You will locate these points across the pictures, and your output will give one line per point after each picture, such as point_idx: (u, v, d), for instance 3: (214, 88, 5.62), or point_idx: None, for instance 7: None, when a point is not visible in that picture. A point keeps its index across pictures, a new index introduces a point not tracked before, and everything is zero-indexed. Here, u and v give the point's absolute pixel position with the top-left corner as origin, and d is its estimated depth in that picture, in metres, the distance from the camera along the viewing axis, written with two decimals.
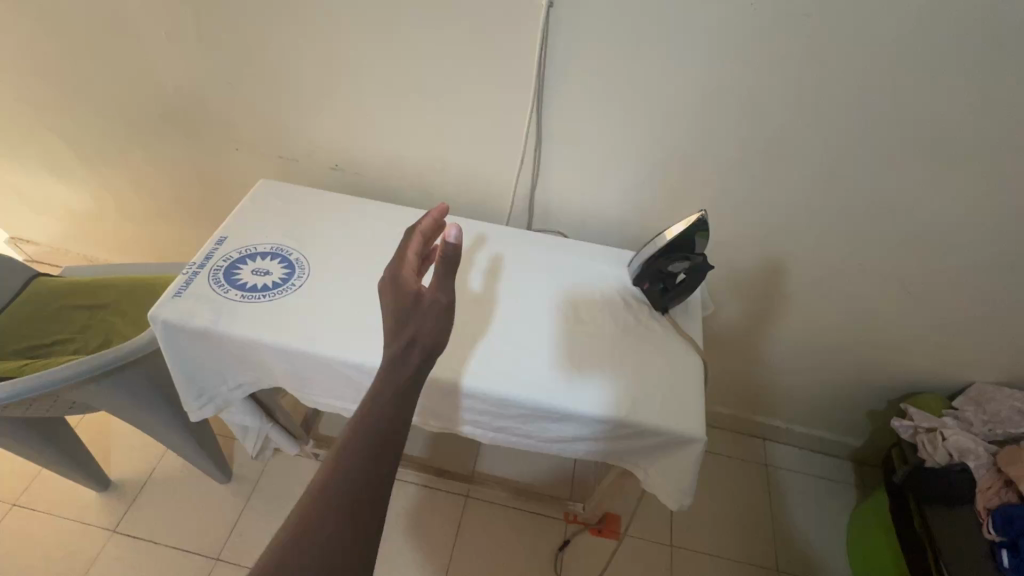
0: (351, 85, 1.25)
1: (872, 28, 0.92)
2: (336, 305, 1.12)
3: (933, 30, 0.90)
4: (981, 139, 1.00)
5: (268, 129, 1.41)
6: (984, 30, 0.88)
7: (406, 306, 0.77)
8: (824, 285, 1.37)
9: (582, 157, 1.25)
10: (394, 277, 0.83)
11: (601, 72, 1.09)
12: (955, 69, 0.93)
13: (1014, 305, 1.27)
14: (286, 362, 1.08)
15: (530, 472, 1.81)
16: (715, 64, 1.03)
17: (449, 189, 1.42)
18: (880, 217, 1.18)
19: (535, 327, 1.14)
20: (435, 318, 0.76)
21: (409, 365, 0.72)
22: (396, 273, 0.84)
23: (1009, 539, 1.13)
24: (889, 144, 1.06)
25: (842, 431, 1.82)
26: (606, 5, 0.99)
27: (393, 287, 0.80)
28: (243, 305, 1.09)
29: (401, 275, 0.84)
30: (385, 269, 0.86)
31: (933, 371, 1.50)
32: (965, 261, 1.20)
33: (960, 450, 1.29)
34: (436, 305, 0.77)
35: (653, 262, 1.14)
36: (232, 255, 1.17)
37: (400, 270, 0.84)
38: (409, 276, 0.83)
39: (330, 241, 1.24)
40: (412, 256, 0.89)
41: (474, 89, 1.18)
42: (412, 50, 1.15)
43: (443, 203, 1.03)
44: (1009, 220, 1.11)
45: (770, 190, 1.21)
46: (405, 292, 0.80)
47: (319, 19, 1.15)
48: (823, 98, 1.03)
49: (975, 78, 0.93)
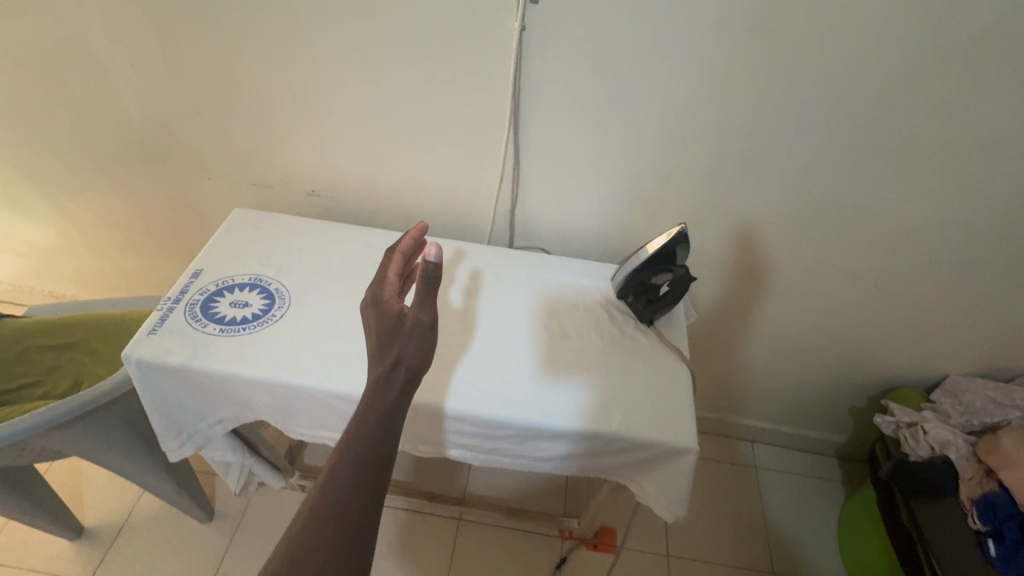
0: (326, 111, 1.25)
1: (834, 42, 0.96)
2: (318, 334, 1.10)
3: (891, 43, 0.95)
4: (940, 142, 1.05)
5: (241, 156, 1.39)
6: (936, 41, 0.93)
7: (387, 327, 0.76)
8: (801, 288, 1.40)
9: (560, 174, 1.27)
10: (376, 296, 0.82)
11: (575, 91, 1.11)
12: (911, 78, 0.98)
13: (980, 299, 1.32)
14: (269, 395, 1.06)
15: (522, 490, 1.79)
16: (686, 80, 1.06)
17: (428, 210, 1.42)
18: (850, 220, 1.22)
19: (522, 345, 1.14)
20: (418, 338, 0.75)
21: (394, 387, 0.70)
22: (377, 294, 0.83)
23: (994, 529, 1.17)
24: (853, 151, 1.10)
25: (826, 429, 1.86)
26: (577, 27, 1.01)
27: (375, 308, 0.79)
28: (223, 339, 1.06)
29: (382, 295, 0.83)
30: (367, 290, 0.85)
31: (909, 365, 1.55)
32: (933, 258, 1.25)
33: (941, 443, 1.33)
34: (418, 323, 0.75)
35: (637, 274, 1.15)
36: (209, 288, 1.14)
37: (381, 291, 0.83)
38: (390, 296, 0.82)
39: (310, 268, 1.22)
40: (394, 276, 0.88)
41: (450, 109, 1.19)
42: (386, 73, 1.15)
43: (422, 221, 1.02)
44: (969, 219, 1.16)
45: (744, 198, 1.24)
46: (387, 313, 0.79)
47: (291, 46, 1.15)
48: (789, 110, 1.06)
49: (930, 85, 0.98)
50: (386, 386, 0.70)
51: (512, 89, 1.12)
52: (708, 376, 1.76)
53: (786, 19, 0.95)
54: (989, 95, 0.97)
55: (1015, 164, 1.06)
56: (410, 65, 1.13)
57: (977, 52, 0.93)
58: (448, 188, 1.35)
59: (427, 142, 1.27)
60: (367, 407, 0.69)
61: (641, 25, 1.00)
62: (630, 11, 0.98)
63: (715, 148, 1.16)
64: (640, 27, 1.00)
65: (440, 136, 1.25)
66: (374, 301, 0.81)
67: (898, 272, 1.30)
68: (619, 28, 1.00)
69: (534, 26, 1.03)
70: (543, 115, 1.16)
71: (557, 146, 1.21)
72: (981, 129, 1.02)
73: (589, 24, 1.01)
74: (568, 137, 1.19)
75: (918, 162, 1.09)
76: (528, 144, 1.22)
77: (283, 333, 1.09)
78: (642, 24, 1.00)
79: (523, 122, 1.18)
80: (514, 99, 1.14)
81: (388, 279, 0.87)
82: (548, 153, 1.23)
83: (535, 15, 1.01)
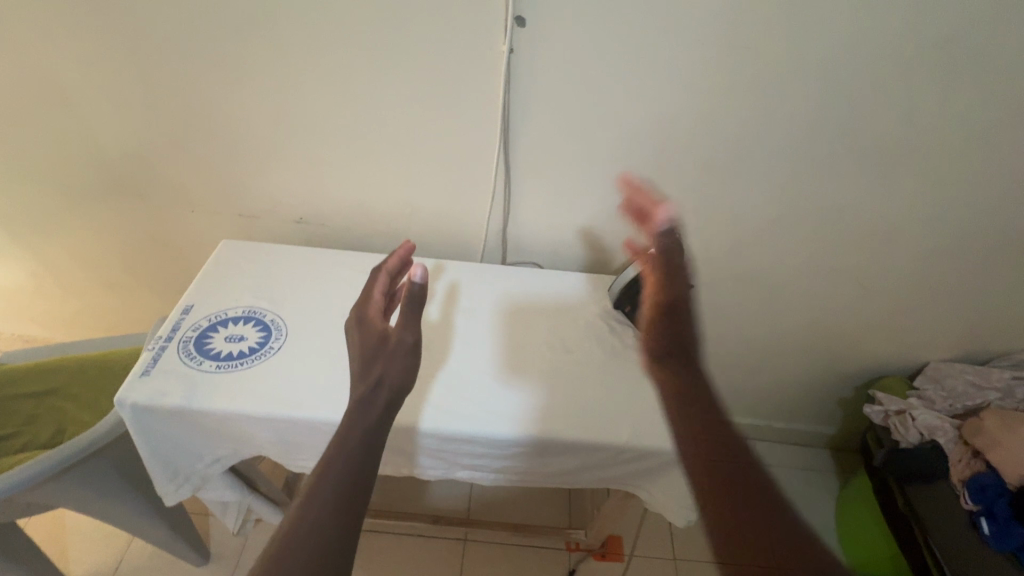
0: (313, 139, 1.25)
1: (810, 54, 1.00)
2: (318, 364, 1.08)
3: (861, 54, 1.00)
4: (911, 143, 1.11)
5: (226, 187, 1.37)
6: (902, 51, 0.99)
7: (372, 347, 0.84)
8: (787, 287, 1.45)
9: (550, 190, 1.29)
10: (364, 316, 0.92)
11: (563, 109, 1.13)
12: (880, 85, 1.04)
13: (954, 288, 1.39)
14: (270, 430, 1.03)
15: (527, 505, 1.78)
16: (671, 94, 1.09)
17: (420, 231, 1.42)
18: (829, 220, 1.28)
19: (524, 361, 1.15)
20: (401, 360, 0.81)
21: (377, 406, 0.74)
22: (364, 314, 0.93)
23: (984, 507, 1.22)
24: (830, 154, 1.15)
25: (816, 422, 1.91)
26: (564, 47, 1.04)
27: (362, 327, 0.89)
28: (220, 376, 1.03)
29: (369, 315, 0.92)
30: (355, 309, 0.95)
31: (892, 355, 1.61)
32: (909, 251, 1.31)
33: (930, 428, 1.39)
34: (401, 342, 0.84)
35: (633, 284, 1.18)
36: (202, 324, 1.11)
37: (368, 310, 0.92)
38: (376, 317, 0.90)
39: (306, 297, 1.20)
40: (379, 296, 0.96)
41: (439, 132, 1.20)
42: (374, 99, 1.16)
43: (408, 241, 1.11)
44: (940, 213, 1.23)
45: (729, 205, 1.28)
46: (373, 332, 0.87)
47: (276, 76, 1.14)
48: (769, 118, 1.11)
49: (898, 91, 1.04)
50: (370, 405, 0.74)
51: (502, 110, 1.14)
52: (702, 379, 1.79)
53: (763, 34, 0.99)
54: (952, 98, 1.04)
55: (980, 160, 1.12)
56: (398, 91, 1.14)
57: (940, 59, 0.99)
58: (439, 209, 1.36)
59: (417, 165, 1.27)
60: (350, 429, 0.72)
61: (626, 44, 1.03)
62: (615, 32, 1.01)
63: (700, 158, 1.19)
64: (624, 45, 1.03)
65: (429, 158, 1.25)
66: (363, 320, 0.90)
67: (877, 267, 1.36)
68: (604, 47, 1.03)
69: (522, 49, 1.05)
70: (532, 134, 1.18)
71: (547, 164, 1.23)
72: (947, 129, 1.08)
73: (574, 46, 1.03)
74: (557, 153, 1.21)
75: (891, 162, 1.15)
76: (518, 163, 1.24)
77: (282, 365, 1.07)
78: (627, 43, 1.02)
79: (513, 141, 1.20)
80: (504, 119, 1.15)
81: (374, 301, 0.95)
82: (539, 171, 1.25)
83: (522, 38, 1.03)
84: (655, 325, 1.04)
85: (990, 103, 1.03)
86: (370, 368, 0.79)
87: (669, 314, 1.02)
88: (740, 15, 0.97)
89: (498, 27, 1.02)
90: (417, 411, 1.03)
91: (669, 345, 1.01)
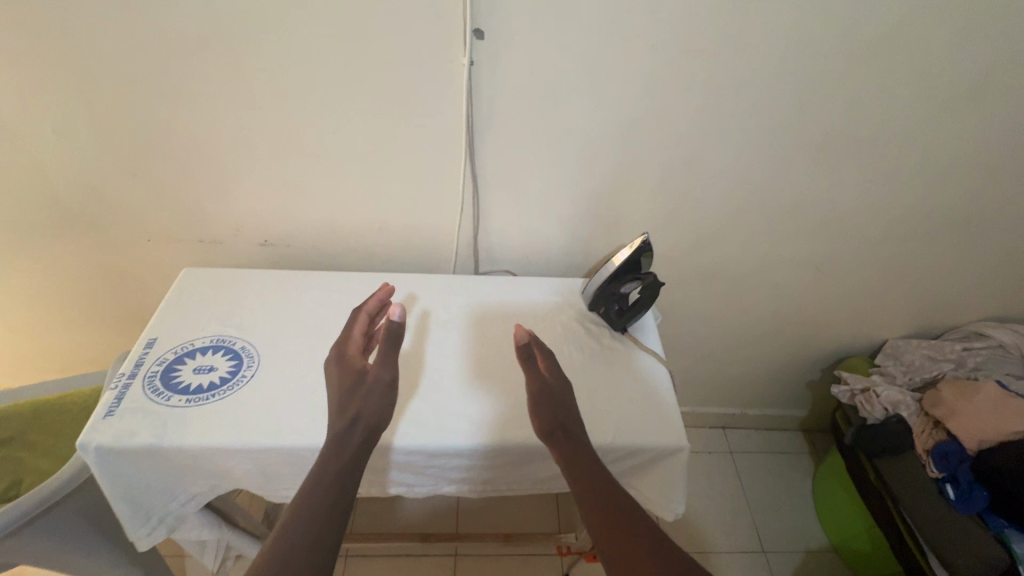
0: (275, 160, 1.22)
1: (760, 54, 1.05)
2: (295, 388, 1.05)
3: (806, 54, 1.05)
4: (855, 135, 1.18)
5: (185, 213, 1.32)
6: (843, 49, 1.04)
7: (352, 383, 0.95)
8: (751, 279, 1.50)
9: (519, 198, 1.30)
10: (342, 354, 1.00)
11: (526, 118, 1.15)
12: (824, 82, 1.09)
13: (904, 269, 1.47)
14: (249, 462, 1.00)
15: (516, 513, 1.78)
16: (631, 99, 1.12)
17: (390, 246, 1.41)
18: (786, 212, 1.33)
19: (505, 370, 1.14)
20: (375, 393, 0.93)
21: (352, 442, 0.85)
22: (343, 354, 1.00)
23: (950, 474, 1.29)
24: (783, 149, 1.20)
25: (788, 406, 1.98)
26: (524, 58, 1.05)
27: (341, 364, 0.98)
28: (190, 410, 0.99)
29: (348, 355, 1.00)
30: (334, 348, 1.02)
31: (854, 336, 1.68)
32: (861, 236, 1.39)
33: (893, 403, 1.46)
34: (375, 378, 0.94)
35: (607, 285, 1.19)
36: (167, 357, 1.07)
37: (347, 350, 1.00)
38: (355, 354, 1.00)
39: (277, 321, 1.17)
40: (358, 335, 1.03)
41: (404, 146, 1.19)
42: (336, 117, 1.14)
43: (387, 284, 1.17)
44: (886, 199, 1.30)
45: (692, 203, 1.32)
46: (352, 371, 0.97)
47: (233, 98, 1.11)
48: (724, 118, 1.15)
49: (841, 86, 1.10)
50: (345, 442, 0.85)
51: (468, 122, 1.14)
52: (679, 373, 1.82)
53: (713, 38, 1.03)
54: (890, 91, 1.10)
55: (919, 148, 1.20)
56: (361, 108, 1.13)
57: (877, 54, 1.05)
58: (409, 222, 1.35)
59: (385, 180, 1.26)
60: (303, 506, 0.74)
61: (584, 53, 1.05)
62: (573, 40, 1.03)
63: (663, 158, 1.23)
64: (582, 54, 1.05)
65: (395, 173, 1.24)
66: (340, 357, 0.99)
67: (835, 253, 1.43)
68: (563, 56, 1.05)
69: (483, 61, 1.06)
70: (499, 144, 1.19)
71: (516, 172, 1.24)
72: (887, 120, 1.15)
73: (534, 55, 1.05)
74: (525, 161, 1.22)
75: (840, 153, 1.21)
76: (486, 173, 1.24)
77: (257, 393, 1.04)
78: (586, 52, 1.05)
79: (480, 152, 1.20)
80: (469, 131, 1.16)
81: (354, 342, 1.02)
82: (507, 180, 1.26)
83: (481, 50, 1.04)
84: (538, 402, 1.01)
85: (924, 94, 1.10)
86: (347, 406, 0.90)
87: (545, 396, 1.01)
88: (691, 21, 1.01)
89: (456, 41, 1.02)
90: (401, 429, 1.01)
91: (556, 423, 0.98)
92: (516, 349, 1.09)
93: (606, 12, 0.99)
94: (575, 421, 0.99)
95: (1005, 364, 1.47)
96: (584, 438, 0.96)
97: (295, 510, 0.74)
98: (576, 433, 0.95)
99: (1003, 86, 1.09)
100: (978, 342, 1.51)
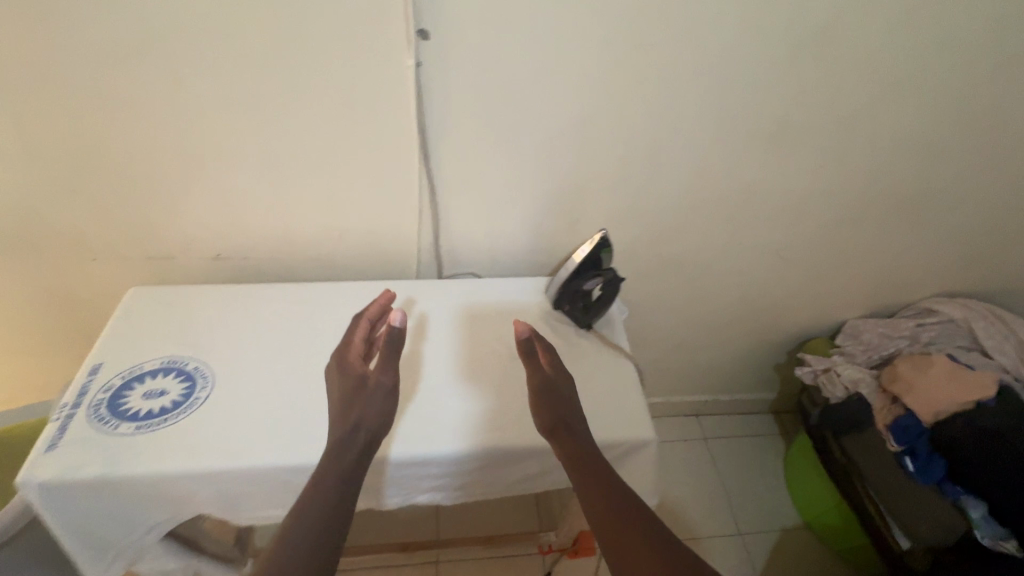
0: (223, 171, 1.17)
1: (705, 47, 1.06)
2: (254, 406, 1.02)
3: (751, 46, 1.07)
4: (804, 123, 1.20)
5: (130, 231, 1.26)
6: (787, 39, 1.06)
7: (352, 389, 0.94)
8: (714, 267, 1.53)
9: (479, 199, 1.28)
10: (343, 360, 0.99)
11: (481, 117, 1.13)
12: (771, 71, 1.11)
13: (859, 250, 1.51)
14: (208, 486, 0.96)
15: (496, 516, 1.77)
16: (584, 94, 1.12)
17: (350, 254, 1.37)
18: (743, 201, 1.36)
19: (471, 375, 1.13)
20: (377, 399, 0.92)
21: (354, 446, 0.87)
22: (343, 360, 0.99)
23: (909, 447, 1.37)
24: (736, 139, 1.22)
25: (758, 389, 2.02)
26: (473, 56, 1.04)
27: (341, 371, 0.97)
28: (140, 437, 0.94)
29: (348, 362, 0.98)
30: (334, 354, 1.01)
31: (815, 318, 1.73)
32: (816, 221, 1.42)
33: (854, 381, 1.54)
34: (375, 386, 0.93)
35: (570, 282, 1.21)
36: (114, 383, 1.02)
37: (347, 356, 0.99)
38: (355, 360, 0.98)
39: (233, 338, 1.13)
40: (359, 340, 1.02)
41: (358, 152, 1.16)
42: (284, 124, 1.11)
43: (387, 290, 1.15)
44: (837, 185, 1.34)
45: (652, 196, 1.33)
46: (352, 378, 0.95)
47: (172, 108, 1.06)
48: (677, 111, 1.16)
49: (789, 74, 1.12)
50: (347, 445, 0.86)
51: (419, 125, 1.12)
52: (650, 365, 1.84)
53: (660, 31, 1.03)
54: (833, 80, 1.13)
55: (864, 133, 1.23)
56: (308, 114, 1.10)
57: (818, 45, 1.08)
58: (367, 229, 1.32)
59: (339, 188, 1.23)
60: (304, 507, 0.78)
61: (533, 50, 1.04)
62: (521, 38, 1.02)
63: (619, 153, 1.23)
64: (532, 51, 1.04)
65: (350, 179, 1.21)
66: (342, 364, 0.98)
67: (791, 240, 1.47)
68: (513, 53, 1.04)
69: (431, 61, 1.04)
70: (454, 146, 1.17)
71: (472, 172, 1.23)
72: (833, 108, 1.18)
73: (484, 54, 1.03)
74: (481, 162, 1.21)
75: (791, 141, 1.24)
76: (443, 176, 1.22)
77: (212, 415, 0.99)
78: (535, 50, 1.04)
79: (435, 155, 1.18)
80: (422, 133, 1.14)
81: (355, 348, 1.00)
82: (465, 181, 1.24)
83: (428, 51, 1.02)
84: (541, 397, 0.99)
85: (866, 81, 1.14)
86: (348, 413, 0.90)
87: (546, 392, 0.99)
88: (637, 15, 1.01)
89: (402, 42, 1.00)
90: None
91: (558, 419, 0.96)
92: (517, 343, 1.06)
93: (554, 8, 0.99)
94: (578, 419, 0.97)
95: (956, 341, 1.56)
96: (586, 433, 0.96)
97: (297, 513, 0.77)
98: (579, 430, 0.95)
99: (938, 69, 1.13)
100: (931, 320, 1.60)
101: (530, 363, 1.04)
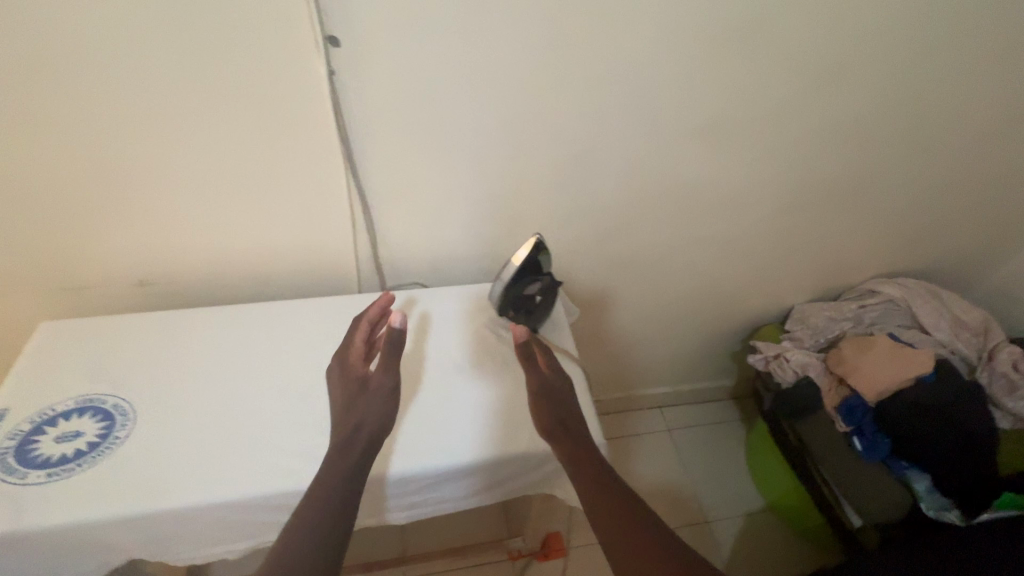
0: (129, 193, 1.08)
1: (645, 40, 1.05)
2: (184, 441, 0.93)
3: (673, 43, 1.08)
4: (732, 117, 1.24)
5: (29, 263, 1.14)
6: (705, 37, 1.08)
7: (355, 390, 1.00)
8: (661, 261, 1.55)
9: (418, 205, 1.24)
10: (343, 362, 1.04)
11: (410, 123, 1.09)
12: (694, 70, 1.13)
13: (794, 236, 1.58)
14: (139, 531, 0.87)
15: (465, 527, 1.72)
16: (512, 95, 1.10)
17: (287, 268, 1.30)
18: (681, 194, 1.38)
19: (433, 382, 1.08)
20: (378, 402, 0.99)
21: (355, 446, 0.92)
22: (344, 362, 1.04)
23: (856, 427, 1.48)
24: (668, 135, 1.24)
25: (714, 377, 2.07)
26: (390, 60, 0.99)
27: (342, 372, 1.02)
28: (52, 486, 0.84)
29: (348, 363, 1.04)
30: (334, 356, 1.06)
31: (761, 304, 1.79)
32: (752, 210, 1.47)
33: (803, 366, 1.62)
34: (375, 390, 1.00)
35: (508, 290, 1.14)
36: (19, 429, 0.91)
37: (349, 358, 1.04)
38: (356, 362, 1.04)
39: (159, 367, 1.03)
40: (360, 342, 1.06)
41: (280, 164, 1.09)
42: (192, 139, 1.02)
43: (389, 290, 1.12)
44: (768, 174, 1.39)
45: (594, 193, 1.33)
46: (353, 379, 1.02)
47: (56, 126, 0.96)
48: (607, 110, 1.17)
49: (711, 73, 1.14)
50: (350, 446, 0.92)
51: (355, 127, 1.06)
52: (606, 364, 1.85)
53: (580, 31, 1.03)
54: (753, 76, 1.17)
55: (787, 125, 1.28)
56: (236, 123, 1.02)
57: (736, 43, 1.10)
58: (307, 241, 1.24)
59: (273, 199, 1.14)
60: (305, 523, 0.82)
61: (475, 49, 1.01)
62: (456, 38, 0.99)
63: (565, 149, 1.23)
64: (453, 51, 1.01)
65: (278, 193, 1.14)
66: (344, 366, 1.03)
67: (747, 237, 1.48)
68: (434, 54, 1.00)
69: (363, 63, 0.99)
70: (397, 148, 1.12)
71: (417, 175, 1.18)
72: (756, 102, 1.22)
73: (403, 57, 0.99)
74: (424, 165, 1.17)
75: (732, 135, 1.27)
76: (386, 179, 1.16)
77: (136, 454, 0.90)
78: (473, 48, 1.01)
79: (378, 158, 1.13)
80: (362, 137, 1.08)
81: (357, 354, 1.04)
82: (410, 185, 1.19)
83: (340, 57, 0.97)
84: (539, 400, 1.03)
85: (784, 75, 1.18)
86: (350, 415, 0.96)
87: (546, 395, 1.03)
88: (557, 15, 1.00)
89: (312, 47, 0.94)
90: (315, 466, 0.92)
91: (557, 421, 1.00)
92: (516, 347, 1.07)
93: (472, 9, 0.96)
94: (572, 417, 1.02)
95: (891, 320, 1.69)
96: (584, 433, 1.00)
97: (318, 498, 0.85)
98: (576, 431, 0.99)
99: (848, 61, 1.19)
100: (872, 300, 1.69)
101: (529, 368, 1.07)
